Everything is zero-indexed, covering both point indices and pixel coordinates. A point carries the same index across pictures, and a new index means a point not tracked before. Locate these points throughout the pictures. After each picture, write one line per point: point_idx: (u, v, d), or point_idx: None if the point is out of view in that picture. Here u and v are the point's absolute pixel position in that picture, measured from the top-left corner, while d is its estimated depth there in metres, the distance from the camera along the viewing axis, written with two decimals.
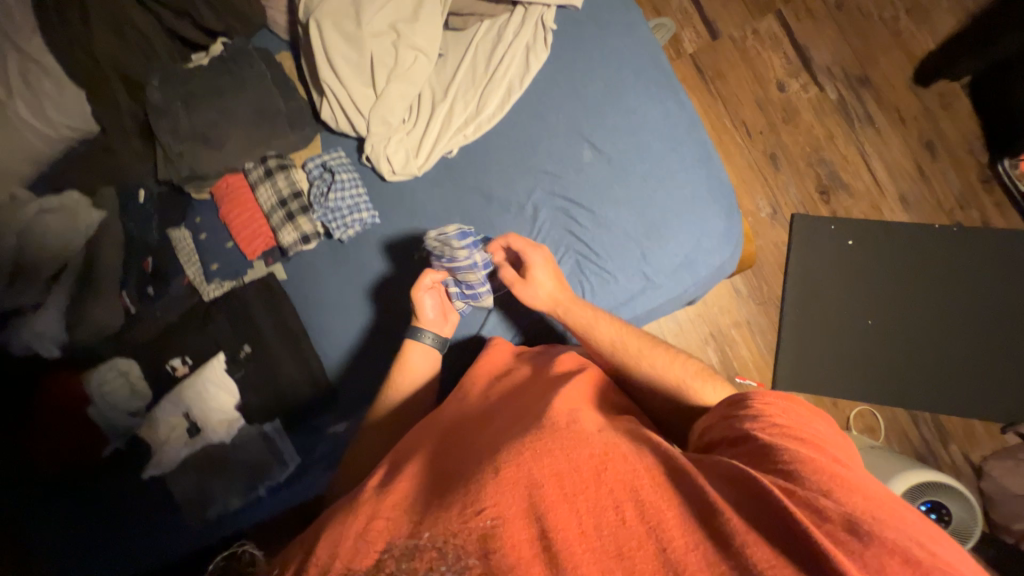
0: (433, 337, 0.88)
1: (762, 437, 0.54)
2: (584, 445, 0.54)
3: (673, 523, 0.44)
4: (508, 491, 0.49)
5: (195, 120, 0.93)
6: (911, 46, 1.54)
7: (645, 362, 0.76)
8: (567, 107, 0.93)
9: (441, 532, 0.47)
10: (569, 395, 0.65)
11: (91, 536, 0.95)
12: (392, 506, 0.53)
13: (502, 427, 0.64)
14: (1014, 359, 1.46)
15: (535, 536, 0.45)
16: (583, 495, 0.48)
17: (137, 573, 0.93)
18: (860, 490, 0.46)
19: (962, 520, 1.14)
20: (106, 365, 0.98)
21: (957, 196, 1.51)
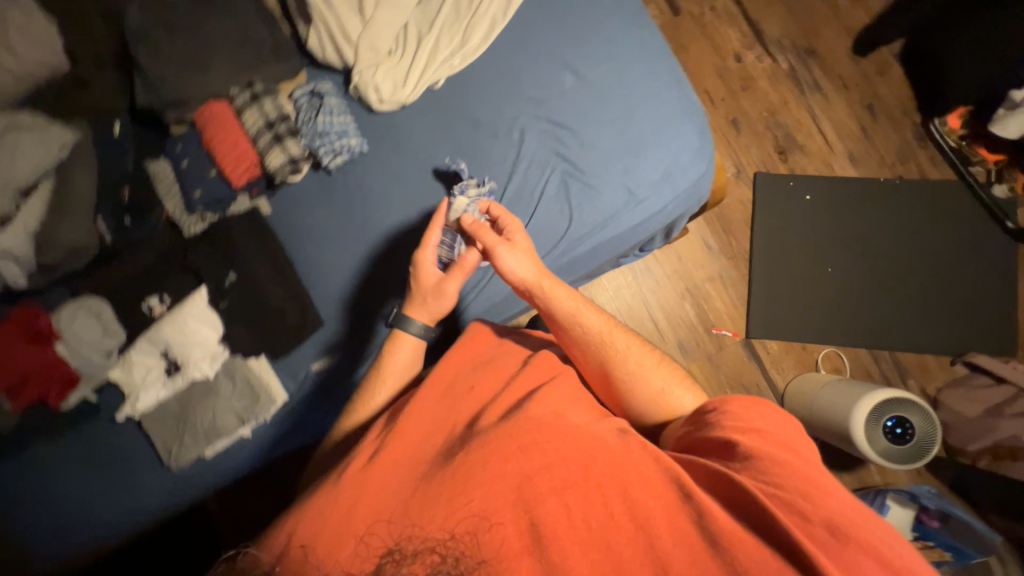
0: (423, 326, 0.84)
1: (731, 433, 0.64)
2: (572, 443, 0.64)
3: (654, 514, 0.57)
4: (507, 490, 0.59)
5: (180, 47, 0.93)
6: (847, 21, 1.71)
7: (635, 371, 0.78)
8: (548, 37, 0.98)
9: (447, 535, 0.56)
10: (561, 395, 0.73)
11: (77, 489, 0.95)
12: (395, 502, 0.61)
13: (491, 415, 0.70)
14: (957, 296, 1.60)
15: (529, 531, 0.57)
16: (577, 494, 0.59)
17: (130, 520, 0.95)
18: (820, 482, 0.57)
19: (925, 433, 1.22)
20: (76, 304, 0.94)
21: (897, 152, 1.66)
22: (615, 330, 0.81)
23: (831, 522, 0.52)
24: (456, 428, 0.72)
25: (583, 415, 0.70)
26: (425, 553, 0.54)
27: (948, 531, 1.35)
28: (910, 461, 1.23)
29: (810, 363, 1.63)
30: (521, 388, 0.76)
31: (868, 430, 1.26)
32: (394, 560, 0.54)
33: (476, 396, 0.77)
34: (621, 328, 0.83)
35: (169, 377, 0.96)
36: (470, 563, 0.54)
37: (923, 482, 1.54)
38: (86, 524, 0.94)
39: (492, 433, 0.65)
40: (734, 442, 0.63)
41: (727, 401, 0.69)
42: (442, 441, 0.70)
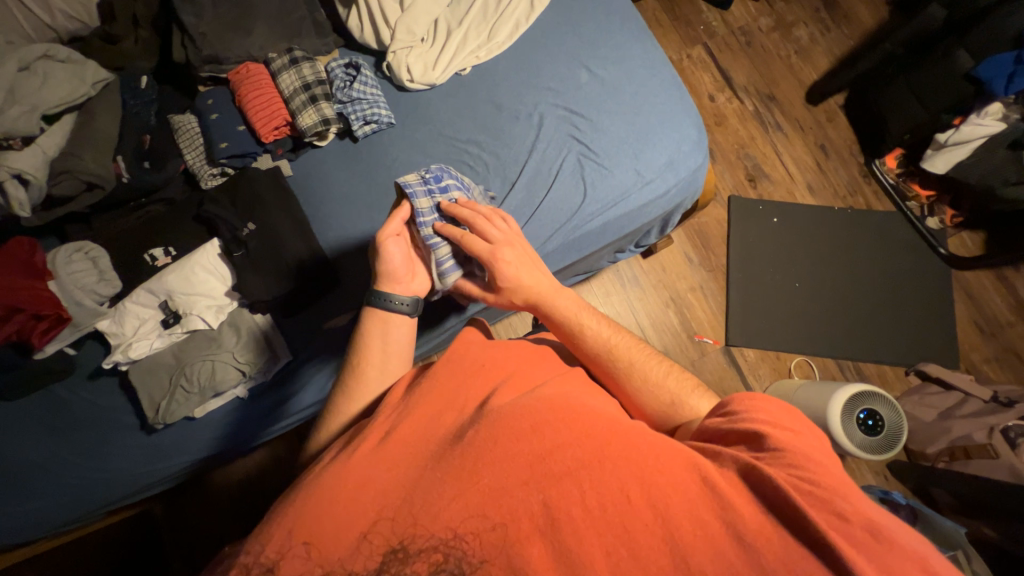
0: (407, 302, 0.75)
1: (755, 424, 0.56)
2: (582, 427, 0.57)
3: (674, 501, 0.50)
4: (513, 473, 0.54)
5: (225, 12, 0.98)
6: (800, 75, 2.00)
7: (646, 382, 0.70)
8: (567, 40, 1.10)
9: (449, 535, 0.51)
10: (565, 378, 0.68)
11: (48, 451, 0.88)
12: (404, 494, 0.55)
13: (506, 393, 0.63)
14: (905, 311, 1.79)
15: (540, 514, 0.51)
16: (589, 483, 0.52)
17: (105, 491, 0.89)
18: (838, 474, 0.51)
19: (892, 423, 1.33)
20: (70, 246, 0.90)
21: (847, 185, 1.90)
22: (621, 338, 0.73)
23: (874, 526, 0.45)
24: (470, 403, 0.64)
25: (602, 403, 0.64)
26: (429, 551, 0.50)
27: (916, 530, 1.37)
28: (882, 450, 1.32)
29: (783, 370, 1.73)
30: (527, 377, 0.68)
31: (846, 424, 1.34)
32: (399, 557, 0.50)
33: (486, 371, 0.69)
34: (631, 338, 0.75)
35: (164, 328, 0.92)
36: (473, 564, 0.49)
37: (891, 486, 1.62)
38: (54, 491, 0.87)
39: (500, 414, 0.59)
40: (759, 431, 0.55)
41: (742, 399, 0.61)
42: (458, 415, 0.63)
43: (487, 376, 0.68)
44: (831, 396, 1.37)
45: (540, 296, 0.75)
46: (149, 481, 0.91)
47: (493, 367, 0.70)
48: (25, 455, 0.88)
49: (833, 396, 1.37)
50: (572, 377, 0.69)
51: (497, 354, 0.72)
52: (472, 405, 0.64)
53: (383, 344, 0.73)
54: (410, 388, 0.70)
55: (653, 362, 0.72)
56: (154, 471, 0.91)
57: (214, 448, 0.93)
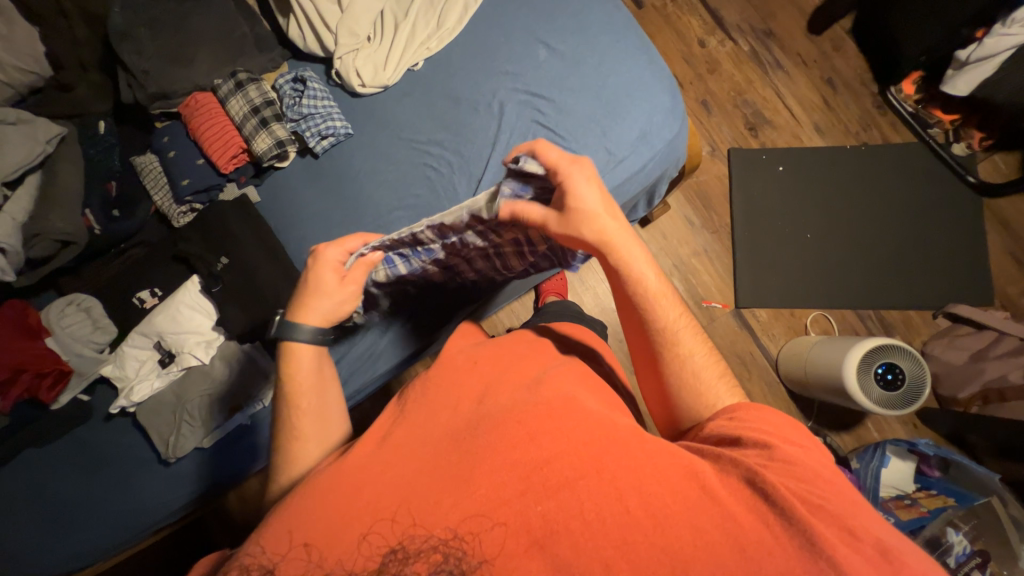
0: (312, 334, 0.66)
1: (759, 435, 0.54)
2: (581, 434, 0.53)
3: (674, 508, 0.48)
4: (508, 479, 0.50)
5: (166, 44, 0.96)
6: (800, 3, 1.81)
7: (691, 377, 0.63)
8: (522, 15, 1.02)
9: (449, 535, 0.48)
10: (566, 373, 0.65)
11: (75, 492, 0.95)
12: (399, 494, 0.51)
13: (504, 394, 0.60)
14: (931, 249, 1.66)
15: (535, 524, 0.48)
16: (587, 489, 0.49)
17: (130, 524, 0.95)
18: (828, 473, 0.52)
19: (914, 376, 1.26)
20: (64, 300, 0.94)
21: (859, 120, 1.74)
22: (684, 329, 0.65)
23: (884, 545, 0.46)
24: (466, 400, 0.61)
25: (595, 402, 0.61)
26: (428, 551, 0.48)
27: (948, 480, 1.30)
28: (902, 405, 1.26)
29: (798, 327, 1.66)
30: (525, 372, 0.65)
31: (863, 380, 1.28)
32: (399, 558, 0.48)
33: (481, 369, 0.65)
34: (694, 323, 0.66)
35: (162, 367, 0.96)
36: (473, 564, 0.47)
37: (921, 435, 1.55)
38: (87, 527, 0.94)
39: (500, 419, 0.56)
40: (769, 441, 0.53)
41: (746, 409, 0.58)
42: (451, 415, 0.59)
43: (480, 375, 0.64)
44: (846, 355, 1.31)
45: (608, 246, 0.63)
46: (168, 512, 0.96)
47: (488, 365, 0.66)
48: (57, 497, 0.95)
49: (849, 353, 1.30)
50: (571, 375, 0.65)
51: (490, 351, 0.69)
52: (468, 402, 0.60)
53: (315, 376, 0.66)
54: (401, 392, 0.67)
55: (704, 359, 0.64)
56: (171, 501, 0.96)
57: (218, 477, 0.96)
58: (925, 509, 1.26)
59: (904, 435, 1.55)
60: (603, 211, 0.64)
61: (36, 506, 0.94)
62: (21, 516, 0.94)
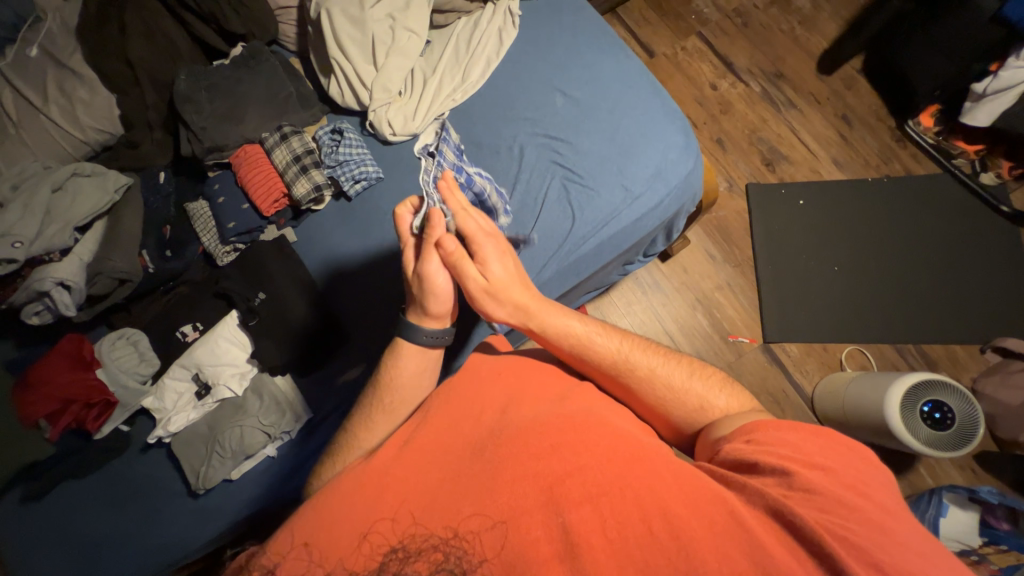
0: (431, 335, 0.73)
1: (780, 462, 0.52)
2: (603, 450, 0.55)
3: (699, 534, 0.47)
4: (531, 492, 0.52)
5: (222, 104, 1.08)
6: (808, 46, 1.88)
7: (670, 393, 0.66)
8: (539, 68, 1.11)
9: (449, 535, 0.51)
10: (587, 395, 0.66)
11: (105, 522, 0.97)
12: (419, 503, 0.55)
13: (527, 407, 0.63)
14: (969, 280, 1.59)
15: (557, 537, 0.49)
16: (606, 500, 0.50)
17: (152, 557, 0.96)
18: (865, 486, 0.49)
19: (965, 414, 1.17)
20: (115, 334, 1.01)
21: (878, 153, 1.75)
22: (633, 351, 0.69)
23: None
24: (488, 413, 0.64)
25: (626, 423, 0.62)
26: (429, 551, 0.51)
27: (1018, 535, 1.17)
28: (955, 447, 1.17)
29: (833, 363, 1.59)
30: (549, 391, 0.67)
31: (908, 418, 1.21)
32: (399, 557, 0.51)
33: (504, 381, 0.69)
34: (641, 343, 0.71)
35: (199, 398, 1.00)
36: (473, 564, 0.49)
37: (982, 481, 1.42)
38: (112, 559, 0.96)
39: (519, 431, 0.58)
40: (790, 471, 0.51)
41: (766, 429, 0.56)
42: (474, 426, 0.62)
43: (508, 387, 0.68)
44: (886, 390, 1.24)
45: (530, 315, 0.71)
46: (188, 546, 0.97)
47: (510, 377, 0.69)
48: (90, 526, 0.97)
49: (888, 389, 1.24)
50: (594, 394, 0.67)
51: (514, 363, 0.72)
52: (491, 411, 0.64)
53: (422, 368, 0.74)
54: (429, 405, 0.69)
55: (670, 369, 0.68)
56: (189, 536, 0.97)
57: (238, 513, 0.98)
58: (996, 566, 1.13)
59: (962, 481, 1.42)
60: (515, 282, 0.71)
61: (70, 534, 0.97)
62: (56, 544, 0.96)
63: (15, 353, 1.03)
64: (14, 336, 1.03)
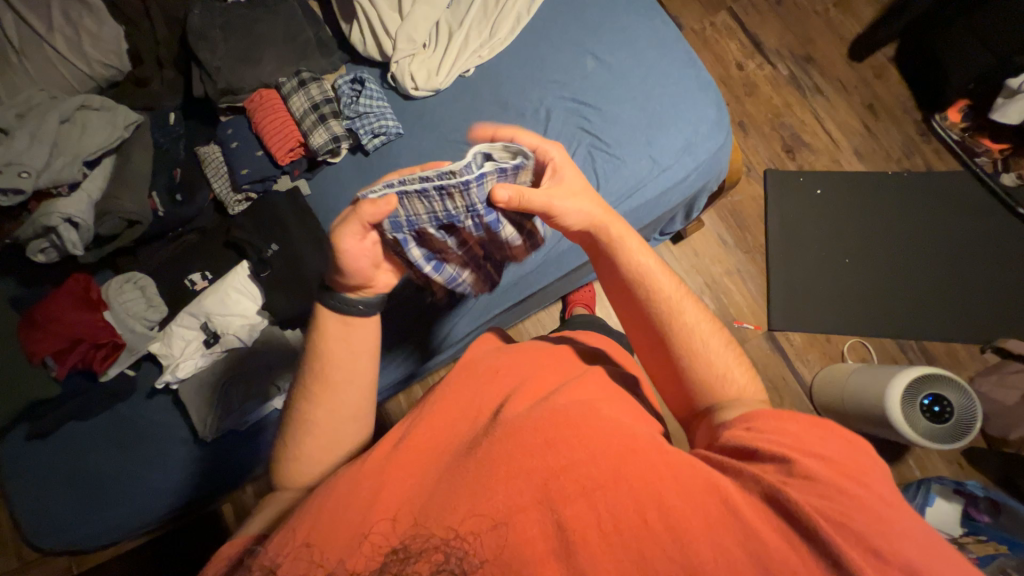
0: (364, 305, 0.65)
1: (777, 448, 0.49)
2: (597, 443, 0.52)
3: (694, 528, 0.45)
4: (527, 486, 0.49)
5: (238, 44, 1.03)
6: (841, 30, 1.82)
7: (701, 348, 0.62)
8: (571, 28, 1.06)
9: (449, 534, 0.47)
10: (585, 386, 0.61)
11: (108, 464, 0.97)
12: (416, 504, 0.51)
13: (519, 402, 0.58)
14: (977, 280, 1.60)
15: (553, 533, 0.47)
16: (602, 493, 0.48)
17: (156, 502, 0.97)
18: (874, 470, 0.49)
19: (964, 408, 1.19)
20: (122, 277, 0.99)
21: (901, 146, 1.72)
22: (686, 298, 0.65)
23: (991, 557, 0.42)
24: (483, 413, 0.61)
25: (617, 411, 0.58)
26: (429, 550, 0.46)
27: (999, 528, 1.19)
28: (951, 440, 1.19)
29: (834, 354, 1.60)
30: (546, 381, 0.64)
31: (908, 411, 1.23)
32: (399, 558, 0.45)
33: (499, 381, 0.65)
34: (691, 296, 0.66)
35: (207, 347, 0.98)
36: (474, 563, 0.45)
37: (969, 476, 1.46)
38: (116, 501, 0.96)
39: (506, 428, 0.54)
40: (786, 457, 0.48)
41: (764, 418, 0.53)
42: (468, 427, 0.60)
43: (502, 384, 0.65)
44: (889, 382, 1.25)
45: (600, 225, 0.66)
46: (193, 493, 0.98)
47: (509, 372, 0.66)
48: (94, 467, 0.97)
49: (891, 381, 1.25)
50: (599, 383, 0.63)
51: (513, 360, 0.69)
52: (487, 411, 0.61)
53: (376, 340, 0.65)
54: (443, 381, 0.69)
55: (710, 330, 0.63)
56: (192, 485, 0.98)
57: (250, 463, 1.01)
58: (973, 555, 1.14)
59: (950, 475, 1.46)
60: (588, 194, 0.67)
61: (74, 474, 0.97)
62: (60, 483, 0.97)
63: (18, 291, 1.01)
64: (16, 275, 1.01)
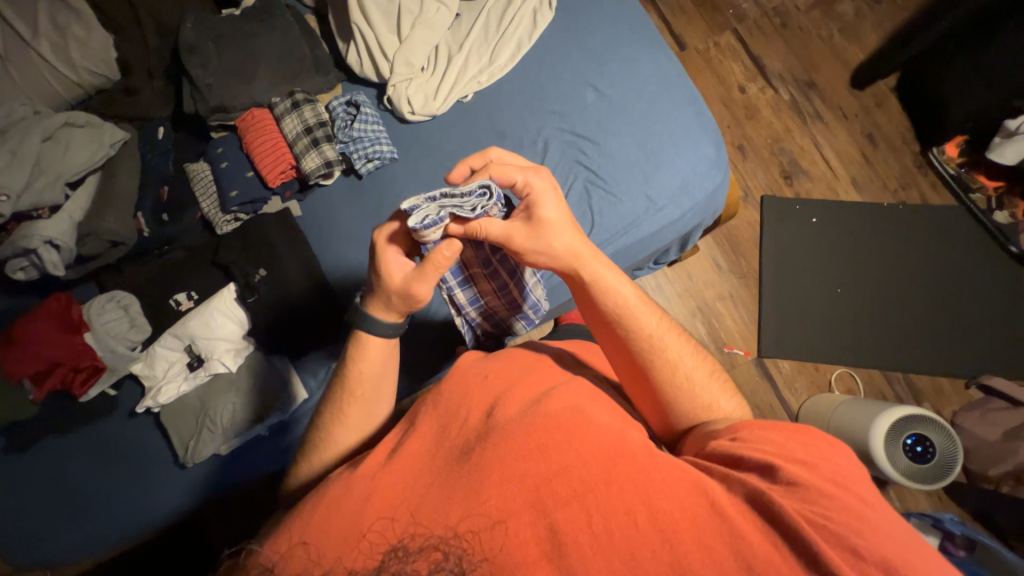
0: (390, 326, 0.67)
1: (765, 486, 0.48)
2: (592, 441, 0.51)
3: (683, 529, 0.45)
4: (518, 491, 0.48)
5: (231, 59, 1.00)
6: (844, 56, 1.81)
7: (686, 378, 0.64)
8: (572, 57, 1.04)
9: (449, 533, 0.46)
10: (578, 390, 0.60)
11: (85, 483, 0.96)
12: (411, 500, 0.51)
13: (514, 400, 0.57)
14: (966, 313, 1.61)
15: (545, 535, 0.45)
16: (592, 493, 0.47)
17: (129, 524, 0.95)
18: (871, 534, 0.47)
19: (945, 450, 1.21)
20: (104, 297, 0.96)
21: (898, 177, 1.72)
22: (669, 333, 0.66)
23: None
24: (476, 410, 0.58)
25: (607, 415, 0.57)
26: (429, 549, 0.44)
27: (974, 562, 1.17)
28: (930, 480, 1.21)
29: (822, 383, 1.61)
30: (537, 381, 0.62)
31: (890, 449, 1.24)
32: (398, 556, 0.44)
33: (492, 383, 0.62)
34: (675, 327, 0.67)
35: (190, 370, 0.97)
36: (473, 562, 0.44)
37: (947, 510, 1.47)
38: (90, 522, 0.95)
39: (503, 428, 0.53)
40: (771, 463, 0.50)
41: (750, 427, 0.55)
42: (459, 431, 0.58)
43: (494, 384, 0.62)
44: (873, 421, 1.27)
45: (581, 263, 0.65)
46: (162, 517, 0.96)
47: (501, 375, 0.64)
48: (73, 486, 0.96)
49: (874, 421, 1.27)
50: (587, 389, 0.61)
51: (503, 366, 0.65)
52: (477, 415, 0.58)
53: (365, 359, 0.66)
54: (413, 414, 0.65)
55: (693, 361, 0.65)
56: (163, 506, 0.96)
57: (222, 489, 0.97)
58: None
59: (929, 509, 1.47)
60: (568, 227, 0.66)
61: (50, 490, 0.95)
62: (34, 500, 0.95)
63: None
64: None
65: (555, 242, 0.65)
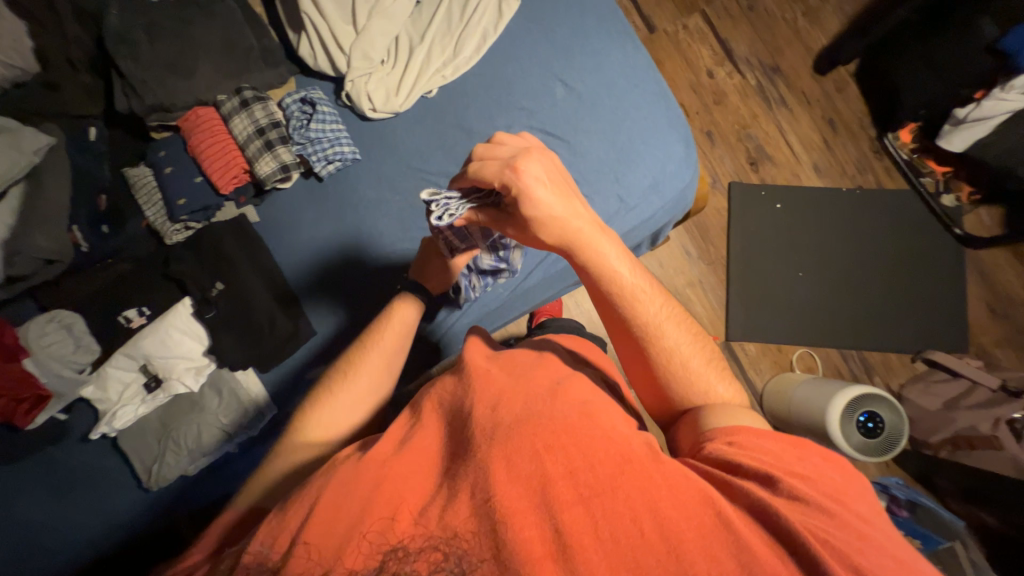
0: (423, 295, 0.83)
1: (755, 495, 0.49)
2: (598, 443, 0.48)
3: (689, 537, 0.42)
4: (521, 494, 0.45)
5: (167, 52, 0.91)
6: (807, 41, 1.83)
7: (680, 363, 0.61)
8: (539, 50, 1.00)
9: (449, 533, 0.44)
10: (582, 386, 0.58)
11: (38, 512, 0.90)
12: (406, 496, 0.48)
13: (518, 400, 0.53)
14: (914, 292, 1.71)
15: (550, 539, 0.43)
16: (598, 498, 0.45)
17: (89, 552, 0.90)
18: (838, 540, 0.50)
19: (893, 426, 1.30)
20: (44, 317, 0.89)
21: (856, 162, 1.78)
22: (668, 317, 0.62)
23: None
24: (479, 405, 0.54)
25: (615, 415, 0.54)
26: (429, 550, 0.44)
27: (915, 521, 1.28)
28: (879, 453, 1.30)
29: (784, 363, 1.69)
30: (545, 376, 0.59)
31: (845, 426, 1.32)
32: (399, 556, 0.44)
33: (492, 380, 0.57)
34: (675, 312, 0.64)
35: (147, 392, 0.92)
36: (474, 563, 0.43)
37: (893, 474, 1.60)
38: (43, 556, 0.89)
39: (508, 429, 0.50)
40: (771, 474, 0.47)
41: (744, 432, 0.52)
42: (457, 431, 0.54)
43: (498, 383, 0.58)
44: (830, 401, 1.34)
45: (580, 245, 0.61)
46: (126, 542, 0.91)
47: (506, 369, 0.60)
48: (24, 514, 0.90)
49: (831, 401, 1.34)
50: (586, 385, 0.59)
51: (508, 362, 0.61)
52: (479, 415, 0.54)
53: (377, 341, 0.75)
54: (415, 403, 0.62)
55: (691, 348, 0.63)
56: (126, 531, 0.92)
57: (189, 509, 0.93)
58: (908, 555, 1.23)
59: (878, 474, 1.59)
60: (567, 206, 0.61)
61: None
62: None
63: None
64: None
65: (541, 235, 0.61)
